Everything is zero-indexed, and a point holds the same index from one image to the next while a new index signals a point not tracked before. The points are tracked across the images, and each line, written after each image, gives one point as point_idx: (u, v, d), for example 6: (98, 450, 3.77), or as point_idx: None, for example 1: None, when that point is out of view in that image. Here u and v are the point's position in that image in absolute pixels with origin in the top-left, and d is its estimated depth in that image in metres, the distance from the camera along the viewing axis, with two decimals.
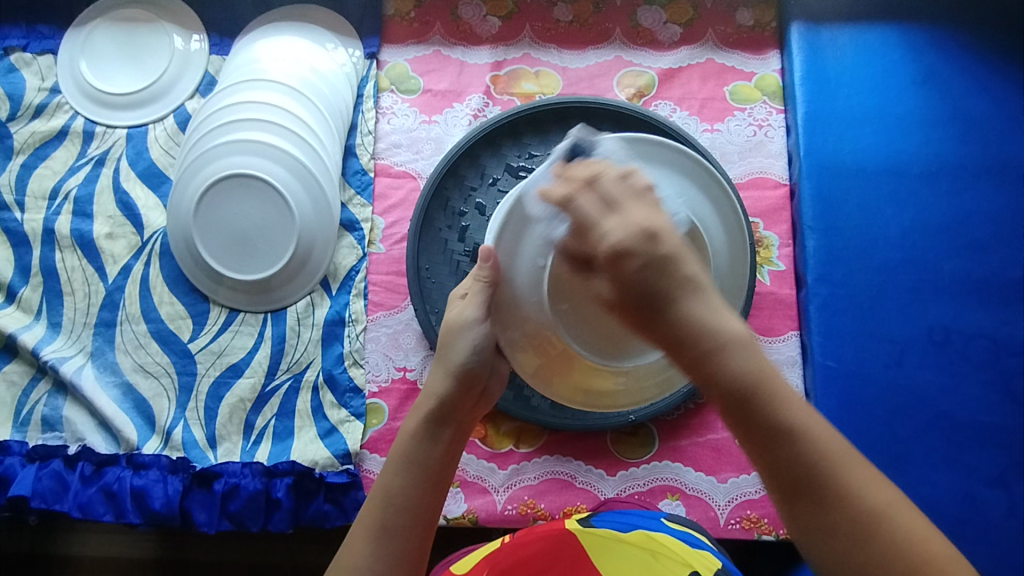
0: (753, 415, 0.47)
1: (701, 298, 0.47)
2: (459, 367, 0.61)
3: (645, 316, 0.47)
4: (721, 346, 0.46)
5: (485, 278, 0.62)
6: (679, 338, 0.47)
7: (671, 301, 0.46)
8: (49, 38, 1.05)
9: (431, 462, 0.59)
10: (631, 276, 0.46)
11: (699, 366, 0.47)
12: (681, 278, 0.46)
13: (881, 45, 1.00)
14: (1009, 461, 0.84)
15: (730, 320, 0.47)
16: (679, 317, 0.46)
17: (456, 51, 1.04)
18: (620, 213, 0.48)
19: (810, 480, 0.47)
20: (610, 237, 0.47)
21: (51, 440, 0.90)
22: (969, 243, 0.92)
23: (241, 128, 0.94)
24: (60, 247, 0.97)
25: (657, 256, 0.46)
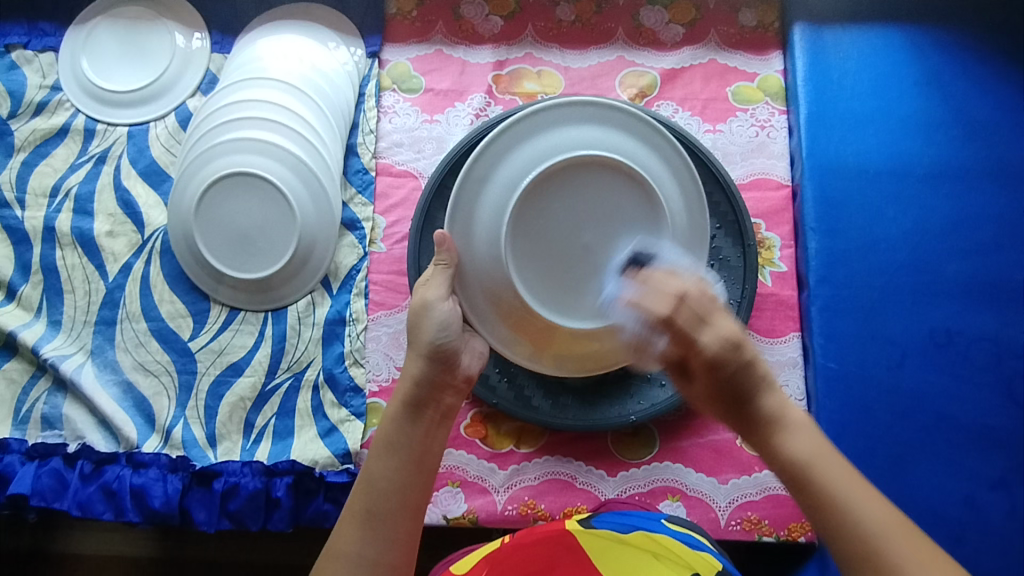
0: (809, 489, 0.54)
1: (773, 392, 0.58)
2: (429, 345, 0.65)
3: (722, 403, 0.58)
4: (782, 427, 0.57)
5: (444, 263, 0.70)
6: (752, 420, 0.57)
7: (753, 394, 0.57)
8: (50, 36, 1.05)
9: (414, 445, 0.61)
10: (723, 377, 0.57)
11: (766, 446, 0.57)
12: (757, 375, 0.57)
13: (884, 47, 0.99)
14: (1010, 464, 0.84)
15: (793, 413, 0.57)
16: (750, 402, 0.57)
17: (458, 50, 1.04)
18: (712, 326, 0.57)
19: (867, 552, 0.50)
20: (707, 347, 0.56)
21: (50, 438, 0.89)
22: (971, 245, 0.92)
23: (242, 127, 0.94)
24: (60, 245, 0.97)
25: (740, 360, 0.56)
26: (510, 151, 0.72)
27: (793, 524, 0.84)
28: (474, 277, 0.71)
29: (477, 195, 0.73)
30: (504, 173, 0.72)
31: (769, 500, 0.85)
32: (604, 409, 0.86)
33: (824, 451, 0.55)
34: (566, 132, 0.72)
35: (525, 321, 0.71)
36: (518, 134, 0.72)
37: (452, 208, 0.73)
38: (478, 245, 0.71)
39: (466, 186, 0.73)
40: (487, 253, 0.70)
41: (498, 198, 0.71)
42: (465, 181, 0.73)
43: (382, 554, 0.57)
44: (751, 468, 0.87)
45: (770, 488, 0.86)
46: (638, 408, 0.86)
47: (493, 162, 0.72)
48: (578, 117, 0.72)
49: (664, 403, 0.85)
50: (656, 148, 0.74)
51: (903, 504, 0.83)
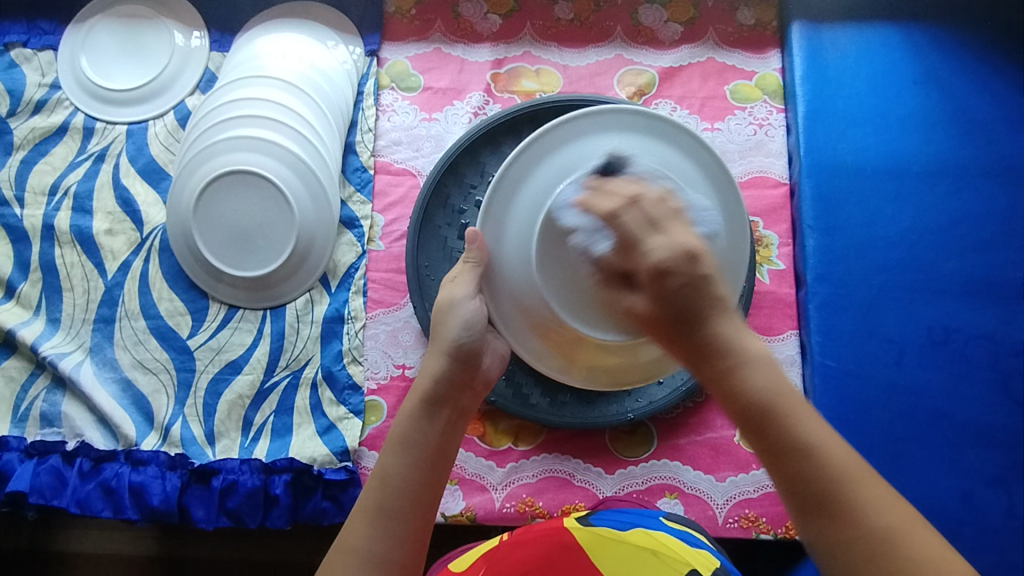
0: (774, 429, 0.49)
1: (728, 316, 0.51)
2: (449, 343, 0.64)
3: (676, 326, 0.51)
4: (743, 361, 0.50)
5: (473, 261, 0.67)
6: (709, 350, 0.51)
7: (703, 318, 0.51)
8: (49, 34, 1.05)
9: (429, 442, 0.60)
10: (672, 289, 0.50)
11: (724, 379, 0.51)
12: (712, 297, 0.51)
13: (883, 45, 0.99)
14: (1008, 461, 0.84)
15: (752, 340, 0.51)
16: (706, 330, 0.50)
17: (456, 49, 1.04)
18: (665, 233, 0.52)
19: (826, 498, 0.48)
20: (656, 254, 0.51)
21: (49, 436, 0.90)
22: (969, 243, 0.92)
23: (241, 125, 0.94)
24: (59, 243, 0.97)
25: (694, 275, 0.50)
26: (551, 154, 0.65)
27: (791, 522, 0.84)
28: (504, 282, 0.66)
29: (511, 197, 0.66)
30: (541, 175, 0.65)
31: (767, 498, 0.86)
32: (602, 407, 0.87)
33: (785, 386, 0.50)
34: (612, 141, 0.65)
35: (552, 331, 0.64)
36: (560, 138, 0.65)
37: (485, 207, 0.67)
38: (507, 247, 0.66)
39: (501, 186, 0.66)
40: (515, 258, 0.64)
41: (532, 199, 0.64)
42: (500, 181, 0.66)
43: (392, 551, 0.56)
44: (749, 466, 0.87)
45: (767, 485, 0.86)
46: (636, 406, 0.87)
47: (532, 163, 0.66)
48: (624, 125, 0.65)
49: (662, 400, 0.86)
50: (706, 168, 0.66)
51: None
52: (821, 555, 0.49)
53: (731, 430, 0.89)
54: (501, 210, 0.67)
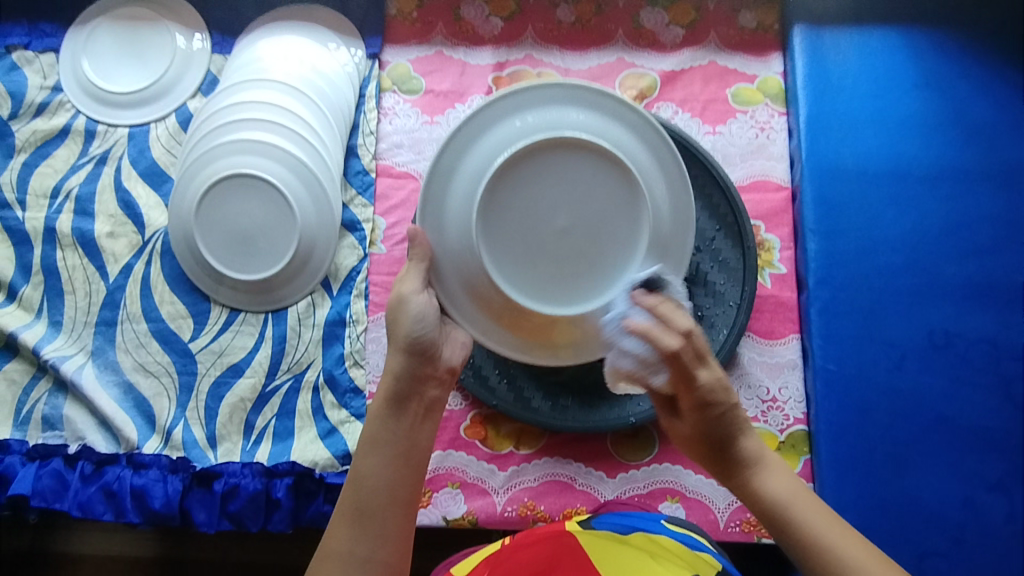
0: (788, 532, 0.57)
1: (750, 435, 0.62)
2: (406, 339, 0.64)
3: (711, 448, 0.62)
4: (762, 469, 0.60)
5: (420, 257, 0.67)
6: (735, 464, 0.61)
7: (732, 439, 0.61)
8: (50, 36, 1.05)
9: (400, 439, 0.62)
10: (711, 418, 0.61)
11: (745, 488, 0.61)
12: (738, 422, 0.61)
13: (884, 48, 0.99)
14: (1009, 466, 0.84)
15: (769, 455, 0.61)
16: (737, 449, 0.61)
17: (458, 52, 1.04)
18: (710, 366, 0.60)
19: None
20: (705, 386, 0.60)
21: (50, 439, 0.90)
22: (970, 247, 0.92)
23: (242, 127, 0.94)
24: (61, 246, 0.97)
25: (724, 409, 0.61)
26: (476, 139, 0.68)
27: None
28: (450, 269, 0.68)
29: (446, 188, 0.69)
30: (471, 162, 0.68)
31: None
32: (603, 410, 0.87)
33: (802, 495, 0.58)
34: (527, 119, 0.68)
35: (518, 317, 0.69)
36: (479, 126, 0.69)
37: (421, 202, 0.69)
38: (451, 236, 0.68)
39: (435, 179, 0.69)
40: (462, 245, 0.67)
41: (467, 186, 0.68)
42: (431, 178, 0.69)
43: (375, 551, 0.58)
44: None
45: None
46: (637, 410, 0.86)
47: (459, 151, 0.69)
48: (547, 98, 0.68)
49: None
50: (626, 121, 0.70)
51: (902, 506, 0.83)
52: None
53: None
54: (439, 197, 0.69)
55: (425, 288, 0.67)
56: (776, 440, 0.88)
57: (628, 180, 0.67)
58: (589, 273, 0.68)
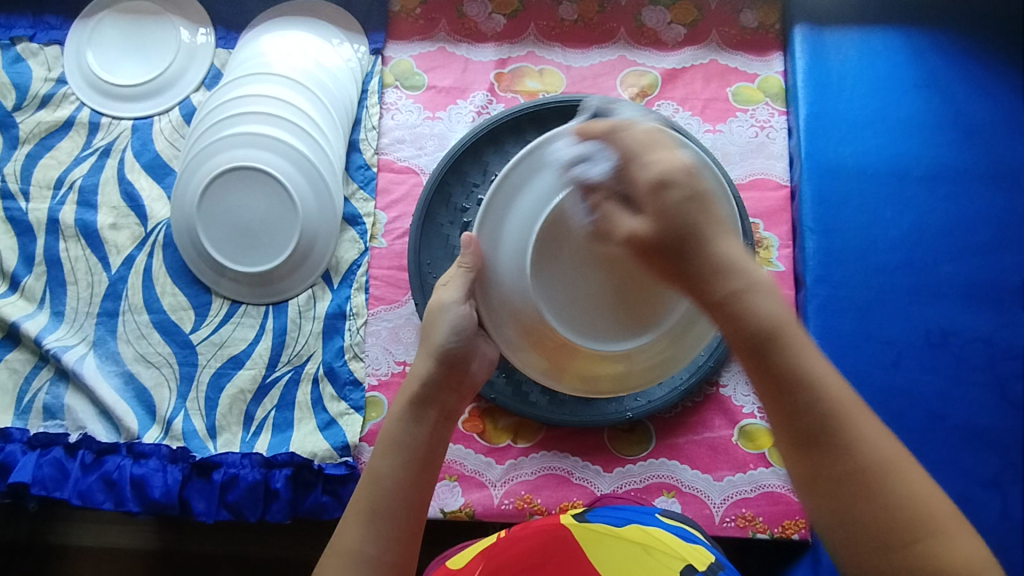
0: (773, 357, 0.48)
1: (726, 238, 0.50)
2: (439, 348, 0.64)
3: (681, 252, 0.49)
4: (748, 286, 0.49)
5: (466, 266, 0.67)
6: (709, 272, 0.49)
7: (704, 240, 0.49)
8: (56, 29, 1.06)
9: (418, 444, 0.60)
10: (671, 204, 0.49)
11: (725, 305, 0.49)
12: (711, 219, 0.50)
13: (885, 49, 1.00)
14: (1004, 463, 0.85)
15: (754, 267, 0.50)
16: (715, 255, 0.49)
17: (461, 48, 1.05)
18: (659, 149, 0.52)
19: (823, 429, 0.48)
20: (659, 166, 0.50)
21: (51, 428, 0.90)
22: (968, 247, 0.92)
23: (246, 121, 0.94)
24: (63, 237, 0.97)
25: (701, 195, 0.50)
26: (550, 160, 0.66)
27: (787, 522, 0.85)
28: (496, 287, 0.66)
29: (505, 213, 0.67)
30: (536, 186, 0.66)
31: (764, 497, 0.86)
32: (601, 405, 0.87)
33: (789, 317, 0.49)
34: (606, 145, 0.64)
35: (547, 338, 0.65)
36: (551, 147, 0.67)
37: (483, 210, 0.68)
38: (504, 252, 0.66)
39: (500, 191, 0.68)
40: (512, 274, 0.65)
41: (528, 209, 0.65)
42: (493, 200, 0.68)
43: (384, 552, 0.57)
44: (747, 466, 0.87)
45: (764, 485, 0.86)
46: (636, 405, 0.87)
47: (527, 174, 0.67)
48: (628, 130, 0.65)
49: (661, 400, 0.86)
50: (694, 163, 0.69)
51: None
52: (802, 481, 0.50)
53: (729, 429, 0.89)
54: (505, 202, 0.67)
55: (467, 299, 0.66)
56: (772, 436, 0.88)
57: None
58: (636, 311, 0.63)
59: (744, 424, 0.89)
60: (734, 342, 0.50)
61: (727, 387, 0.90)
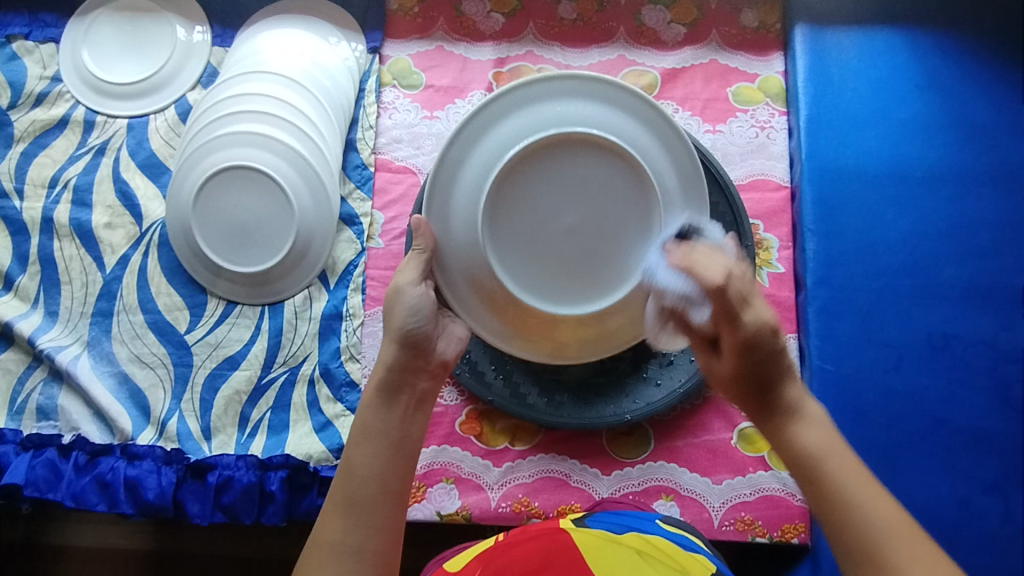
0: (818, 480, 0.55)
1: (795, 383, 0.60)
2: (400, 331, 0.65)
3: (751, 387, 0.60)
4: (799, 418, 0.58)
5: (422, 248, 0.69)
6: (771, 408, 0.59)
7: (774, 381, 0.59)
8: (50, 26, 1.05)
9: (391, 430, 0.60)
10: (755, 359, 0.58)
11: (779, 432, 0.59)
12: (783, 369, 0.59)
13: (886, 49, 0.99)
14: (1005, 468, 0.84)
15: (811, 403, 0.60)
16: (780, 394, 0.59)
17: (458, 47, 1.04)
18: (753, 308, 0.58)
19: (862, 544, 0.52)
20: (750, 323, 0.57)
21: (45, 429, 0.90)
22: (969, 249, 0.92)
23: (242, 120, 0.93)
24: (58, 236, 0.97)
25: (775, 348, 0.58)
26: (487, 130, 0.70)
27: (787, 526, 0.84)
28: (452, 259, 0.70)
29: (454, 178, 0.70)
30: (480, 153, 0.69)
31: (764, 501, 0.85)
32: (598, 407, 0.86)
33: (838, 448, 0.57)
34: (539, 111, 0.69)
35: (519, 311, 0.71)
36: (499, 112, 0.69)
37: (428, 193, 0.70)
38: (457, 229, 0.70)
39: (442, 169, 0.70)
40: (466, 237, 0.69)
41: (477, 176, 0.69)
42: (432, 187, 0.70)
43: (367, 540, 0.56)
44: (746, 469, 0.87)
45: (764, 489, 0.86)
46: (634, 407, 0.86)
47: (471, 141, 0.70)
48: (557, 90, 0.69)
49: (659, 402, 0.85)
50: (651, 125, 0.71)
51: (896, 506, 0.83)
52: None
53: (728, 432, 0.88)
54: (451, 174, 0.70)
55: (422, 280, 0.68)
56: None
57: (643, 183, 0.68)
58: (594, 270, 0.70)
59: (743, 427, 0.88)
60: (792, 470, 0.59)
61: None
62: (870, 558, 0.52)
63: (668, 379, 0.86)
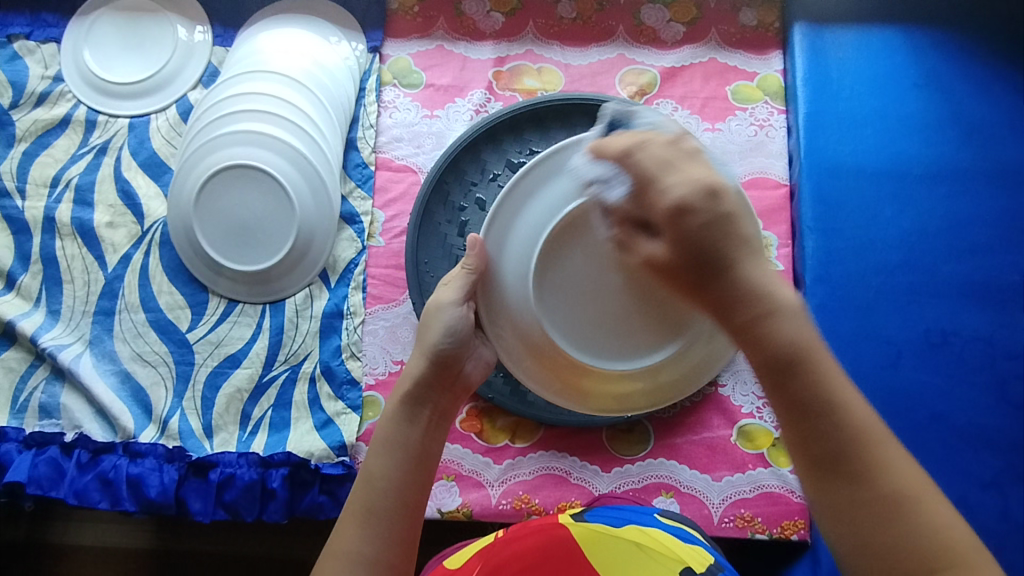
0: (798, 379, 0.47)
1: (755, 262, 0.50)
2: (433, 348, 0.63)
3: (702, 273, 0.50)
4: (772, 310, 0.48)
5: (470, 268, 0.65)
6: (732, 298, 0.49)
7: (730, 260, 0.49)
8: (52, 27, 1.05)
9: (412, 444, 0.59)
10: (692, 227, 0.49)
11: (746, 327, 0.49)
12: (738, 241, 0.50)
13: (884, 47, 1.00)
14: (1004, 464, 0.84)
15: (779, 287, 0.49)
16: (740, 277, 0.49)
17: (458, 46, 1.04)
18: (678, 172, 0.52)
19: (843, 456, 0.46)
20: (676, 193, 0.50)
21: (47, 427, 0.90)
22: (967, 246, 0.92)
23: (243, 118, 0.94)
24: (60, 235, 0.97)
25: (719, 214, 0.50)
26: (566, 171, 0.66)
27: (787, 522, 0.85)
28: (499, 294, 0.65)
29: (518, 210, 0.67)
30: (552, 191, 0.65)
31: (764, 498, 0.86)
32: None
33: (815, 340, 0.48)
34: None
35: (558, 359, 0.65)
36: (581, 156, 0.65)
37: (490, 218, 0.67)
38: (510, 263, 0.65)
39: (511, 198, 0.67)
40: (517, 276, 0.65)
41: (539, 216, 0.65)
42: (497, 211, 0.67)
43: (382, 552, 0.55)
44: (745, 466, 0.87)
45: (764, 486, 0.86)
46: None
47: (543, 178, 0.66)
48: None
49: None
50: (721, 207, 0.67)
51: None
52: (823, 511, 0.48)
53: (728, 429, 0.89)
54: (517, 206, 0.67)
55: (465, 301, 0.65)
56: (771, 436, 0.88)
57: None
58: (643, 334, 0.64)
59: (742, 424, 0.89)
60: (756, 367, 0.49)
61: (726, 387, 0.90)
62: (844, 467, 0.46)
63: None
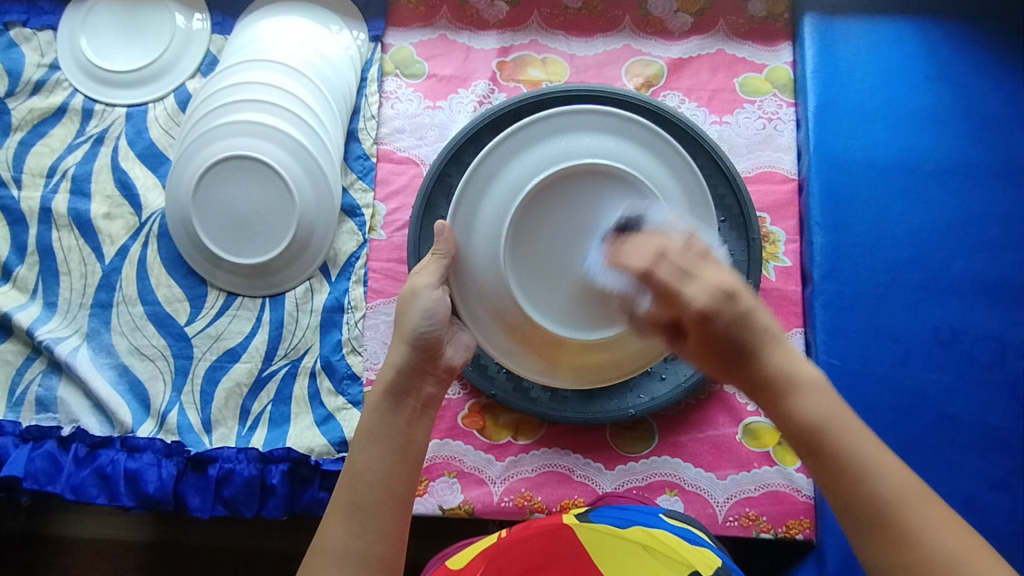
0: (823, 449, 0.50)
1: (779, 348, 0.53)
2: (414, 333, 0.63)
3: (728, 363, 0.54)
4: (792, 388, 0.52)
5: (441, 253, 0.69)
6: (757, 381, 0.53)
7: (752, 350, 0.53)
8: (49, 14, 1.03)
9: (397, 433, 0.59)
10: (715, 329, 0.53)
11: (777, 408, 0.53)
12: (759, 331, 0.53)
13: (896, 39, 0.98)
14: (1012, 465, 0.83)
15: (801, 368, 0.53)
16: (761, 363, 0.53)
17: (462, 36, 1.03)
18: (697, 280, 0.54)
19: (877, 517, 0.48)
20: (694, 300, 0.53)
21: (44, 421, 0.89)
22: (978, 243, 0.91)
23: (242, 109, 0.92)
24: (56, 226, 0.96)
25: (736, 311, 0.53)
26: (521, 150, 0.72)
27: (792, 522, 0.84)
28: (472, 278, 0.70)
29: (483, 191, 0.72)
30: (511, 172, 0.71)
31: (769, 497, 0.85)
32: (603, 402, 0.85)
33: (841, 412, 0.51)
34: (579, 139, 0.71)
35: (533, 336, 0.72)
36: (534, 135, 0.72)
37: (456, 201, 0.72)
38: (479, 242, 0.71)
39: (472, 181, 0.72)
40: (486, 252, 0.70)
41: (501, 197, 0.70)
42: (461, 196, 0.72)
43: (371, 546, 0.55)
44: (751, 464, 0.86)
45: (770, 484, 0.85)
46: (638, 401, 0.85)
47: (503, 159, 0.72)
48: (595, 127, 0.72)
49: (663, 397, 0.84)
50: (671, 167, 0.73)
51: None
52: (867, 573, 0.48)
53: (733, 427, 0.87)
54: (480, 187, 0.72)
55: (440, 283, 0.68)
56: (777, 434, 0.87)
57: None
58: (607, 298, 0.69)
59: (748, 421, 0.88)
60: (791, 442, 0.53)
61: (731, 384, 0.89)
62: (878, 527, 0.48)
63: (671, 373, 0.86)
